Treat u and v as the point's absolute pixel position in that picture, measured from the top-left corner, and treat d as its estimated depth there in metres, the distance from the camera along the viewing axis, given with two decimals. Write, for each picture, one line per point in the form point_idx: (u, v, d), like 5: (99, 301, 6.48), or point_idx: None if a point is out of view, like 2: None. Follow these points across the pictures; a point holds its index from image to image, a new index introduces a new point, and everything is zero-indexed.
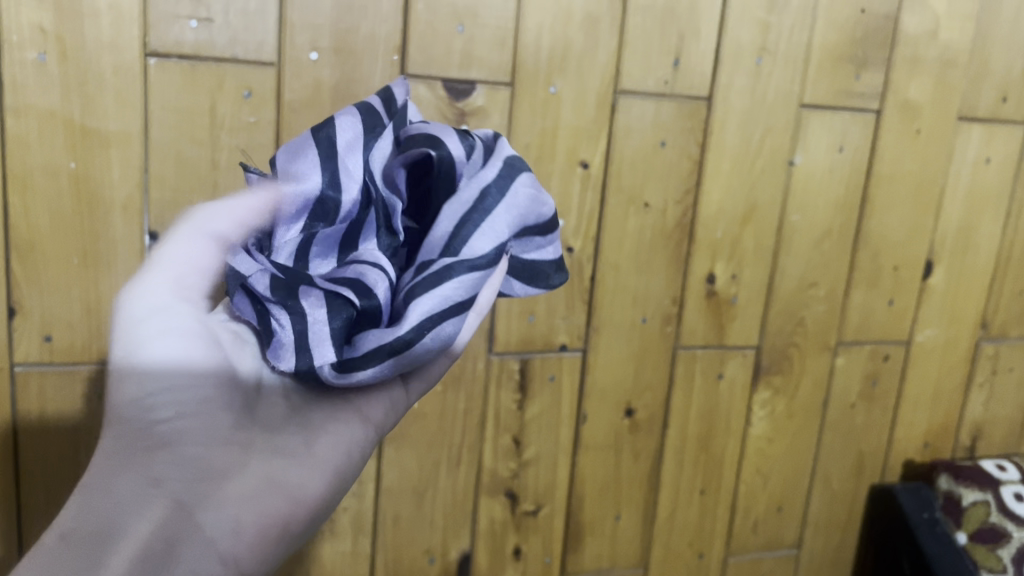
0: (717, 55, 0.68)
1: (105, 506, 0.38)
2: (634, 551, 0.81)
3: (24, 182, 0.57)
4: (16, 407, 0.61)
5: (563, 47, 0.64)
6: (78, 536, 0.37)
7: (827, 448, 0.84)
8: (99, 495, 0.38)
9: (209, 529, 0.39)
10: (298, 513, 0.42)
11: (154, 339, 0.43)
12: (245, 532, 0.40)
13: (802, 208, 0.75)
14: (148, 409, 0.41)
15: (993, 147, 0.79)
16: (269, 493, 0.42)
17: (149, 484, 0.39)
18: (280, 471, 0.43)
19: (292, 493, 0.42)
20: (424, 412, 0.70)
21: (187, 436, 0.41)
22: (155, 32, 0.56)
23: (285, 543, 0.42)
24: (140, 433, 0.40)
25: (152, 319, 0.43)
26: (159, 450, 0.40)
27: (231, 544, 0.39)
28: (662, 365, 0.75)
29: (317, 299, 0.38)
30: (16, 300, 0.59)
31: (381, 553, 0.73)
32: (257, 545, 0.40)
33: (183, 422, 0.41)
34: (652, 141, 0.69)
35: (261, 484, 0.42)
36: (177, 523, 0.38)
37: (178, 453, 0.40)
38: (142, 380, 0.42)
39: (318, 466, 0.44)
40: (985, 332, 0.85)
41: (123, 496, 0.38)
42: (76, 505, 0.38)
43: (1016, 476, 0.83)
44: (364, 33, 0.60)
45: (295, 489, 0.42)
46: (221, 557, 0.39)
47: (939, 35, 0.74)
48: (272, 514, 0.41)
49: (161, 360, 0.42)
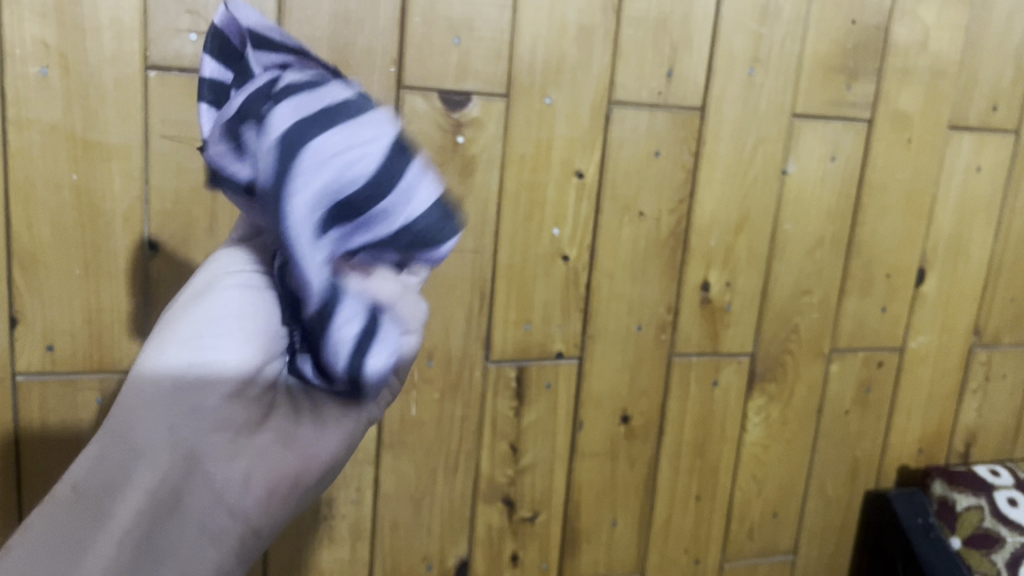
0: (711, 66, 0.69)
1: (122, 455, 0.38)
2: (631, 559, 0.81)
3: (26, 195, 0.57)
4: (17, 416, 0.61)
5: (557, 59, 0.65)
6: (89, 489, 0.38)
7: (822, 454, 0.84)
8: (118, 442, 0.39)
9: (220, 481, 0.40)
10: (313, 470, 0.42)
11: (220, 295, 0.41)
12: (255, 488, 0.41)
13: (795, 217, 0.76)
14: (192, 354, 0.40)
15: (984, 156, 0.80)
16: (286, 447, 0.42)
17: (171, 432, 0.39)
18: (303, 425, 0.42)
19: (309, 448, 0.42)
20: (422, 419, 0.70)
21: (219, 386, 0.40)
22: (156, 46, 0.57)
23: (294, 495, 0.43)
24: (174, 378, 0.40)
25: (225, 280, 0.42)
26: (190, 397, 0.40)
27: (240, 499, 0.40)
28: (657, 373, 0.76)
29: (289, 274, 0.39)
30: (18, 311, 0.59)
31: (379, 560, 0.73)
32: (266, 499, 0.41)
33: (220, 373, 0.40)
34: (646, 151, 0.70)
35: (280, 439, 0.42)
36: (189, 473, 0.39)
37: (204, 401, 0.40)
38: (192, 328, 0.41)
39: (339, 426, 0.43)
40: (978, 339, 0.86)
41: (139, 446, 0.39)
42: (96, 451, 0.39)
43: (1009, 481, 0.84)
44: (361, 47, 0.61)
45: (311, 444, 0.42)
46: (229, 510, 0.40)
47: (929, 45, 0.75)
48: (282, 469, 0.42)
49: (219, 317, 0.41)
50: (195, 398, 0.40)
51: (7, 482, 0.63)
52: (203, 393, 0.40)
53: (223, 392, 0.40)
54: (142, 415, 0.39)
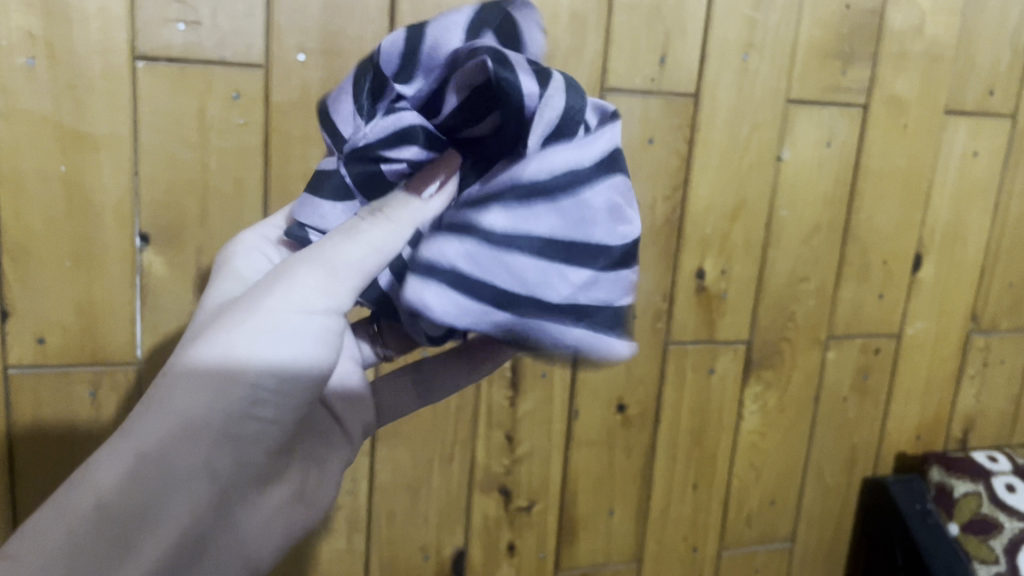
0: (705, 51, 0.69)
1: (160, 482, 0.34)
2: (629, 547, 0.81)
3: (16, 186, 0.57)
4: (10, 410, 0.61)
5: (550, 46, 0.64)
6: (118, 514, 0.32)
7: (819, 441, 0.84)
8: (158, 467, 0.34)
9: (242, 532, 0.37)
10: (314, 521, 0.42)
11: (292, 334, 0.37)
12: (268, 541, 0.39)
13: (791, 203, 0.75)
14: (255, 402, 0.36)
15: (981, 140, 0.80)
16: (295, 503, 0.41)
17: (211, 470, 0.35)
18: (303, 478, 0.42)
19: (313, 499, 0.42)
20: (417, 409, 0.70)
21: (268, 437, 0.38)
22: (144, 36, 0.57)
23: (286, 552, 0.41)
24: (229, 420, 0.36)
25: (301, 318, 0.38)
26: (241, 444, 0.36)
27: (255, 548, 0.38)
28: (653, 362, 0.76)
29: (405, 154, 0.40)
30: (8, 304, 0.59)
31: (376, 550, 0.73)
32: (271, 553, 0.40)
33: (270, 426, 0.37)
34: (641, 139, 0.69)
35: (290, 494, 0.40)
36: (219, 519, 0.36)
37: (253, 448, 0.37)
38: (263, 372, 0.36)
39: (321, 482, 0.43)
40: (976, 325, 0.86)
41: (179, 476, 0.34)
42: (127, 468, 0.33)
43: (1008, 467, 0.84)
44: (351, 35, 0.60)
45: (313, 497, 0.42)
46: (243, 561, 0.38)
47: (925, 29, 0.74)
48: (293, 524, 0.40)
49: (287, 361, 0.37)
50: (242, 446, 0.36)
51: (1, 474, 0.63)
52: (255, 444, 0.37)
53: (269, 446, 0.38)
54: (191, 446, 0.35)
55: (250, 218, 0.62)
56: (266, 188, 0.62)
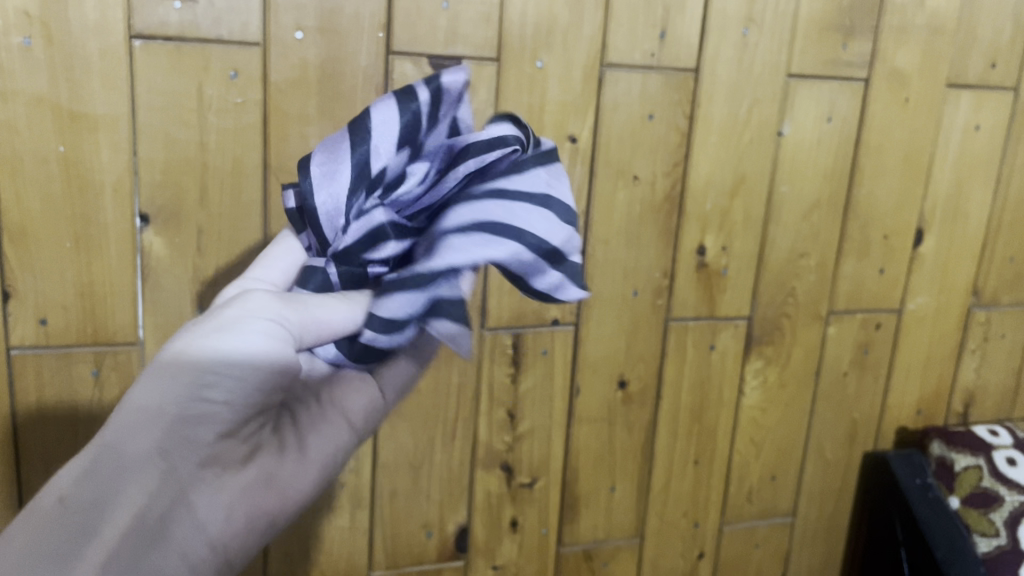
0: (704, 26, 0.68)
1: (115, 468, 0.36)
2: (630, 522, 0.81)
3: (13, 168, 0.57)
4: (15, 391, 0.61)
5: (548, 22, 0.64)
6: (77, 502, 0.35)
7: (820, 416, 0.84)
8: (111, 456, 0.36)
9: (203, 511, 0.38)
10: (287, 511, 0.42)
11: (240, 332, 0.38)
12: (236, 520, 0.39)
13: (791, 179, 0.75)
14: (203, 386, 0.38)
15: (983, 114, 0.79)
16: (267, 487, 0.40)
17: (165, 454, 0.37)
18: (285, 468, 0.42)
19: (287, 488, 0.41)
20: (418, 388, 0.70)
21: (220, 421, 0.38)
22: (140, 14, 0.56)
23: (265, 536, 0.41)
24: (179, 404, 0.37)
25: (246, 322, 0.39)
26: (194, 425, 0.37)
27: (220, 529, 0.38)
28: (653, 338, 0.76)
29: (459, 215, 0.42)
30: (9, 285, 0.59)
31: (378, 528, 0.73)
32: (245, 536, 0.40)
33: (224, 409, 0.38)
34: (641, 115, 0.69)
35: (259, 472, 0.40)
36: (176, 501, 0.37)
37: (205, 431, 0.38)
38: (207, 363, 0.38)
39: (309, 470, 0.43)
40: (976, 299, 0.86)
41: (132, 461, 0.36)
42: (85, 462, 0.36)
43: (1009, 441, 0.84)
44: (349, 13, 0.60)
45: (289, 484, 0.42)
46: (210, 542, 0.38)
47: (926, 3, 0.74)
48: (264, 505, 0.40)
49: (237, 356, 0.38)
50: (196, 431, 0.37)
51: (6, 454, 0.63)
52: (208, 423, 0.38)
53: (223, 428, 0.38)
54: (142, 431, 0.36)
55: (250, 197, 0.62)
56: (266, 168, 0.62)
